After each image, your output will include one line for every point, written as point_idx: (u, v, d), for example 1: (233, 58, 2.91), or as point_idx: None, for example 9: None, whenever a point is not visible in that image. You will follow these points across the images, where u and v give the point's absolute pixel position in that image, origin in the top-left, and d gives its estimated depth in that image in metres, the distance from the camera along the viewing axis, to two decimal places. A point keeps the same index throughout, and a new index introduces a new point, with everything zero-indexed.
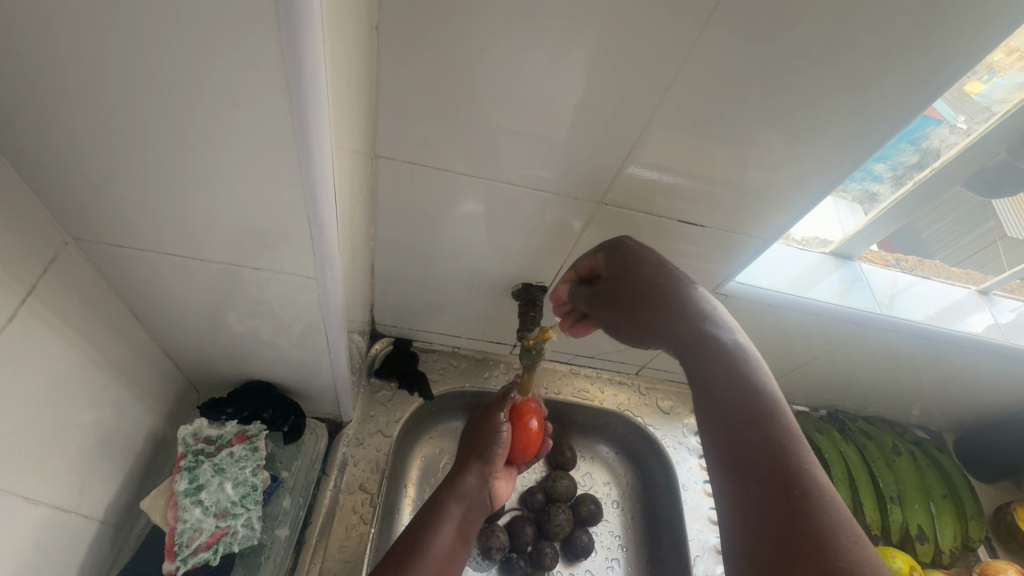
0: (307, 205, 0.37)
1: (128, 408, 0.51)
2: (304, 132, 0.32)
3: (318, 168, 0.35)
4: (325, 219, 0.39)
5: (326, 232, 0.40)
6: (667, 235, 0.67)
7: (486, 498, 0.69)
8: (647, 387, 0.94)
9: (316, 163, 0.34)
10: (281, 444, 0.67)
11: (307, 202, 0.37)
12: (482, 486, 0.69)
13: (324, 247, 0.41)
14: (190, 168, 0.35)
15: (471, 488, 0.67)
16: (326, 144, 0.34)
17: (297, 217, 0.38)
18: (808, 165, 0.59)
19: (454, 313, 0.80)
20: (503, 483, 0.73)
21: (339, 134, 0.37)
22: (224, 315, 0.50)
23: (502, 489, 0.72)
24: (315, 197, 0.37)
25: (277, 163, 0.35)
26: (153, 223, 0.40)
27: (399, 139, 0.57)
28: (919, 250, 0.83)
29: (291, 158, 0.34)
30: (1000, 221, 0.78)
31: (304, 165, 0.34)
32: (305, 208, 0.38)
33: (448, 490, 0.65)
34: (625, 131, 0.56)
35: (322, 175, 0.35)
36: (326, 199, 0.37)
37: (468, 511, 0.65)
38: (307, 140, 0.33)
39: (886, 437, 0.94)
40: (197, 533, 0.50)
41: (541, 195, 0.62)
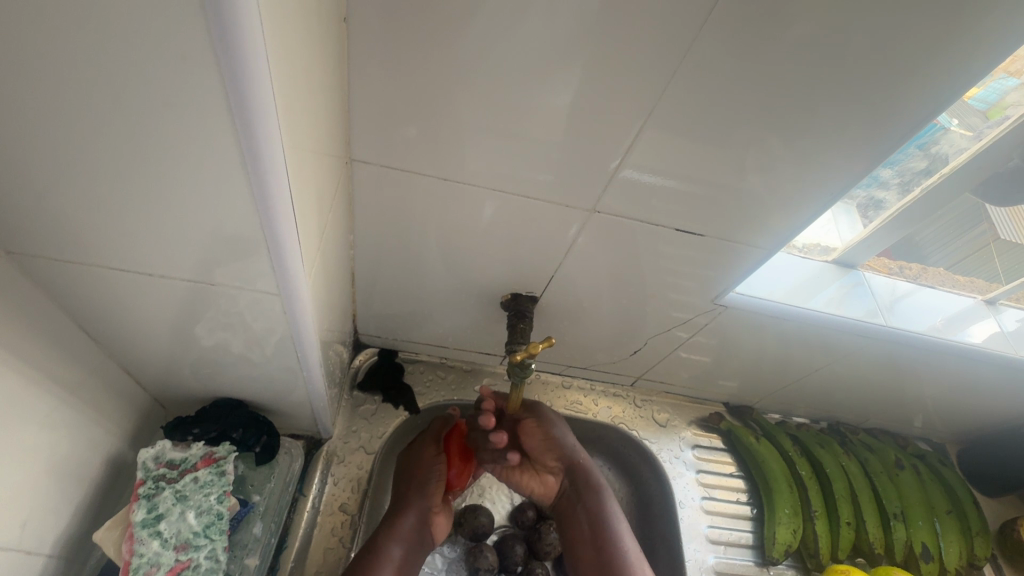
0: (262, 212, 0.34)
1: (81, 431, 0.47)
2: (247, 130, 0.29)
3: (269, 171, 0.31)
4: (284, 229, 0.35)
5: (287, 242, 0.36)
6: (663, 244, 0.64)
7: (427, 535, 0.67)
8: (642, 400, 0.91)
9: (271, 169, 0.31)
10: (253, 465, 0.63)
11: (264, 212, 0.34)
12: (423, 525, 0.66)
13: (285, 258, 0.38)
14: (135, 175, 0.32)
15: (409, 528, 0.65)
16: (279, 147, 0.30)
17: (255, 226, 0.35)
18: (811, 171, 0.55)
19: (440, 323, 0.77)
20: (445, 517, 0.69)
21: (297, 135, 0.33)
22: (185, 331, 0.47)
23: (440, 527, 0.68)
24: (270, 204, 0.33)
25: (228, 167, 0.31)
26: (99, 235, 0.36)
27: (378, 143, 0.53)
28: (919, 258, 0.79)
29: (241, 161, 0.31)
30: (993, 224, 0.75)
31: (250, 167, 0.31)
32: (263, 218, 0.34)
33: (386, 533, 0.63)
34: (618, 136, 0.52)
35: (275, 180, 0.32)
36: (283, 206, 0.34)
37: (409, 551, 0.64)
38: (258, 143, 0.29)
39: (888, 450, 0.92)
40: (154, 568, 0.47)
41: (530, 202, 0.59)
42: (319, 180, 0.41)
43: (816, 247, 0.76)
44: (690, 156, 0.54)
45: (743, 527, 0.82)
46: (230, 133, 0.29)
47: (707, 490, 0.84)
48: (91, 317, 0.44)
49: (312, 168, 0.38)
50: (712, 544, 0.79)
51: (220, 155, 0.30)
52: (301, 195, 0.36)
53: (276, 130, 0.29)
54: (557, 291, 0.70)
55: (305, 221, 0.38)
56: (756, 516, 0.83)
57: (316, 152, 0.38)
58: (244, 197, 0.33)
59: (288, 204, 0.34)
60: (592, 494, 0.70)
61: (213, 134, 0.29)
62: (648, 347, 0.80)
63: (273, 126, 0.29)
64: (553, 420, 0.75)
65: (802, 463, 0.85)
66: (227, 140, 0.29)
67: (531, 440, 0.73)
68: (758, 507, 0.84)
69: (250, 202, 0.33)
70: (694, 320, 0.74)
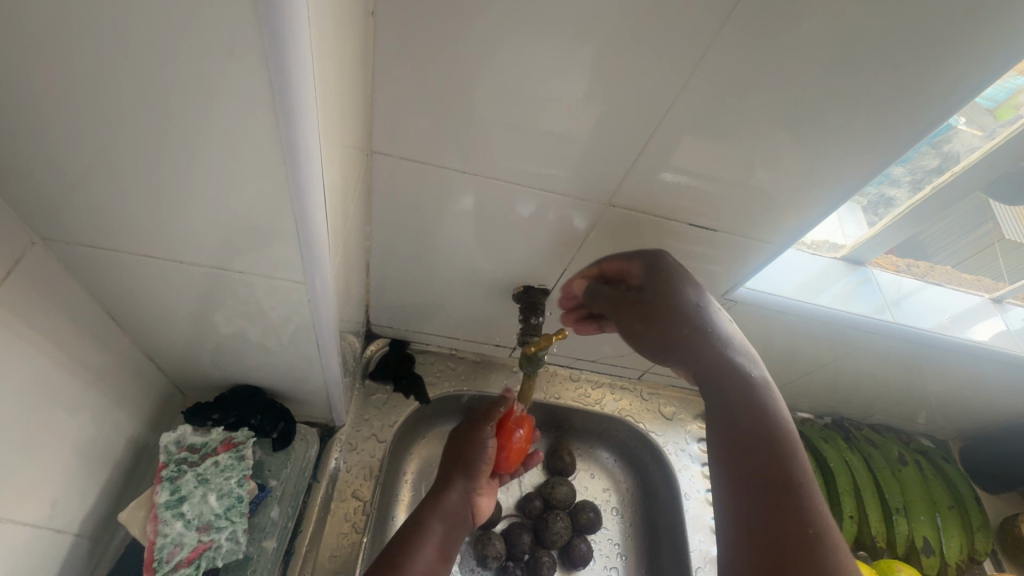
0: (293, 199, 0.34)
1: (107, 414, 0.48)
2: (285, 116, 0.29)
3: (304, 158, 0.32)
4: (314, 217, 0.36)
5: (315, 230, 0.37)
6: (676, 239, 0.64)
7: (468, 515, 0.69)
8: (649, 393, 0.92)
9: (304, 163, 0.32)
10: (270, 451, 0.64)
11: (294, 203, 0.35)
12: (467, 502, 0.68)
13: (313, 246, 0.38)
14: (170, 162, 0.32)
15: (454, 505, 0.66)
16: (313, 143, 0.31)
17: (285, 214, 0.36)
18: (825, 168, 0.56)
19: (452, 315, 0.78)
20: (487, 499, 0.70)
21: (328, 124, 0.34)
22: (209, 318, 0.48)
23: (484, 507, 0.69)
24: (302, 190, 0.34)
25: (262, 155, 0.32)
26: (131, 221, 0.37)
27: (395, 131, 0.54)
28: (920, 254, 0.79)
29: (275, 149, 0.31)
30: (999, 223, 0.75)
31: (284, 152, 0.31)
32: (292, 208, 0.35)
33: (433, 505, 0.65)
34: (635, 130, 0.53)
35: (310, 167, 0.32)
36: (314, 193, 0.34)
37: (451, 527, 0.65)
38: (294, 139, 0.30)
39: (892, 446, 0.93)
40: (178, 548, 0.48)
41: (546, 195, 0.60)
42: (344, 170, 0.41)
43: (824, 244, 0.75)
44: (706, 152, 0.55)
45: None
46: (266, 122, 0.30)
47: None
48: (118, 302, 0.45)
49: (339, 157, 0.38)
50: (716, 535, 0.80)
51: (256, 144, 0.31)
52: (330, 184, 0.37)
53: (312, 118, 0.30)
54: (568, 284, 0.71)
55: (331, 210, 0.39)
56: None
57: (343, 143, 0.39)
58: (275, 184, 0.34)
59: (319, 191, 0.35)
60: (762, 401, 0.48)
61: (250, 124, 0.30)
62: None
63: (309, 113, 0.30)
64: (677, 273, 0.59)
65: None
66: (263, 128, 0.30)
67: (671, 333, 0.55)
68: None
69: (282, 190, 0.34)
70: None
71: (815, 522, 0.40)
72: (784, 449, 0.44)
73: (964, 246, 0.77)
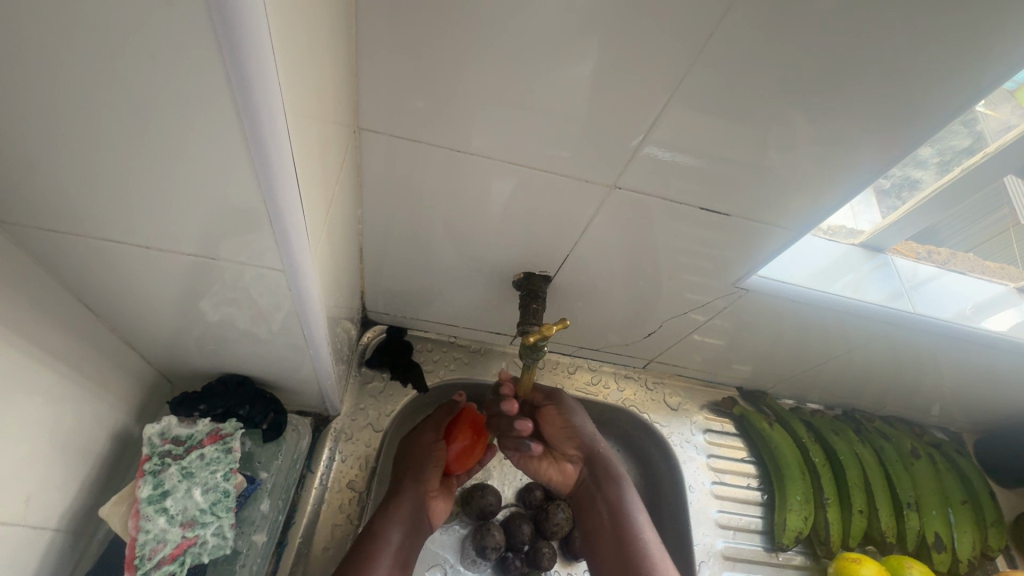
0: (259, 173, 0.31)
1: (85, 405, 0.46)
2: (243, 79, 0.26)
3: (266, 127, 0.28)
4: (287, 196, 0.33)
5: (288, 211, 0.34)
6: (684, 224, 0.61)
7: (425, 520, 0.65)
8: (653, 382, 0.89)
9: (271, 142, 0.29)
10: (260, 442, 0.62)
11: (265, 186, 0.32)
12: (420, 509, 0.64)
13: (288, 227, 0.35)
14: (133, 141, 0.30)
15: (409, 510, 0.63)
16: (279, 119, 0.28)
17: (256, 193, 0.33)
18: (848, 149, 0.52)
19: (450, 302, 0.75)
20: (442, 502, 0.67)
21: (301, 97, 0.31)
22: (190, 305, 0.45)
23: (439, 510, 0.66)
24: (269, 164, 0.30)
25: (226, 129, 0.29)
26: (98, 205, 0.34)
27: (386, 108, 0.50)
28: (929, 237, 0.73)
29: (235, 118, 0.28)
30: (1014, 208, 0.69)
31: (243, 119, 0.28)
32: (263, 192, 0.32)
33: (386, 516, 0.62)
34: (643, 107, 0.49)
35: (275, 138, 0.29)
36: (283, 168, 0.31)
37: (408, 536, 0.62)
38: (258, 115, 0.28)
39: (904, 439, 0.90)
40: (161, 545, 0.46)
41: (548, 177, 0.56)
42: (324, 148, 0.38)
43: (842, 230, 0.71)
44: (719, 132, 0.51)
45: (752, 512, 0.81)
46: (225, 89, 0.26)
47: (718, 475, 0.83)
48: (94, 290, 0.42)
49: (316, 132, 0.35)
50: (721, 529, 0.78)
51: (219, 116, 0.28)
52: (304, 160, 0.33)
53: (275, 90, 0.27)
54: (571, 271, 0.68)
55: (308, 189, 0.36)
56: (765, 502, 0.82)
57: (321, 120, 0.36)
58: (241, 158, 0.30)
59: (289, 166, 0.31)
60: (612, 484, 0.68)
61: (212, 94, 0.27)
62: (661, 330, 0.78)
63: (268, 74, 0.26)
64: (573, 407, 0.74)
65: (815, 450, 0.84)
66: (223, 96, 0.27)
67: (550, 428, 0.73)
68: (768, 493, 0.83)
69: (249, 165, 0.31)
70: (713, 303, 0.72)
71: (656, 562, 0.62)
72: (636, 531, 0.64)
73: (976, 228, 0.71)
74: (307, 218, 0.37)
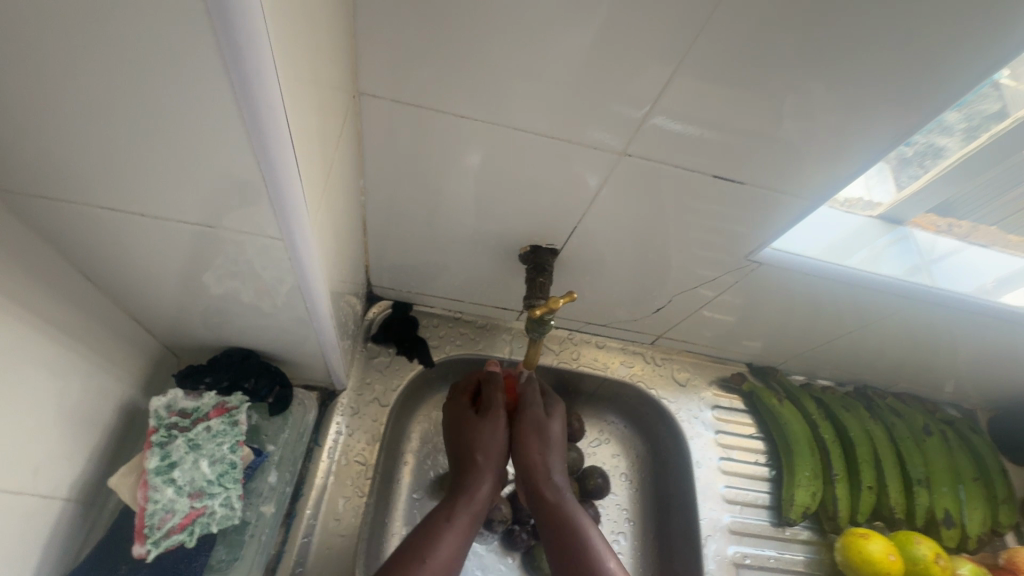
0: (251, 133, 0.30)
1: (89, 377, 0.46)
2: (231, 37, 0.25)
3: (254, 80, 0.27)
4: (282, 159, 0.32)
5: (285, 178, 0.33)
6: (696, 196, 0.59)
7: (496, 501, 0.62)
8: (661, 358, 0.88)
9: (263, 106, 0.28)
10: (267, 416, 0.62)
11: (259, 152, 0.31)
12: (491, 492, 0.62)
13: (286, 195, 0.34)
14: (122, 100, 0.28)
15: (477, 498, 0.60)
16: (271, 82, 0.27)
17: (250, 156, 0.31)
18: (871, 114, 0.49)
19: (456, 276, 0.74)
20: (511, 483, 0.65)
21: (292, 58, 0.29)
22: (189, 277, 0.44)
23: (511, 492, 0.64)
24: (261, 123, 0.29)
25: (218, 91, 0.28)
26: (92, 172, 0.33)
27: (387, 74, 0.48)
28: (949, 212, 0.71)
29: (225, 77, 0.27)
30: None
31: (230, 71, 0.26)
32: (257, 158, 0.31)
33: (453, 503, 0.58)
34: (655, 71, 0.46)
35: (266, 97, 0.28)
36: (276, 130, 0.30)
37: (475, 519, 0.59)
38: (249, 77, 0.27)
39: (917, 416, 0.88)
40: (169, 515, 0.47)
41: (555, 147, 0.54)
42: (321, 115, 0.37)
43: (860, 201, 0.68)
44: (731, 101, 0.49)
45: (761, 488, 0.81)
46: (210, 45, 0.25)
47: (725, 451, 0.83)
48: (94, 260, 0.42)
49: (311, 97, 0.34)
50: (728, 503, 0.78)
51: (210, 77, 0.27)
52: (300, 123, 0.32)
53: (266, 49, 0.26)
54: (578, 244, 0.67)
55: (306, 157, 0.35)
56: (773, 478, 0.82)
57: (316, 83, 0.35)
58: (232, 119, 0.29)
59: (283, 128, 0.30)
60: None
61: (197, 50, 0.26)
62: (670, 305, 0.77)
63: (257, 29, 0.25)
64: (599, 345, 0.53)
65: (825, 426, 0.83)
66: (209, 53, 0.26)
67: None
68: (776, 469, 0.83)
69: (241, 126, 0.29)
70: (723, 278, 0.71)
71: None
72: None
73: (1001, 202, 0.69)
74: (306, 187, 0.36)
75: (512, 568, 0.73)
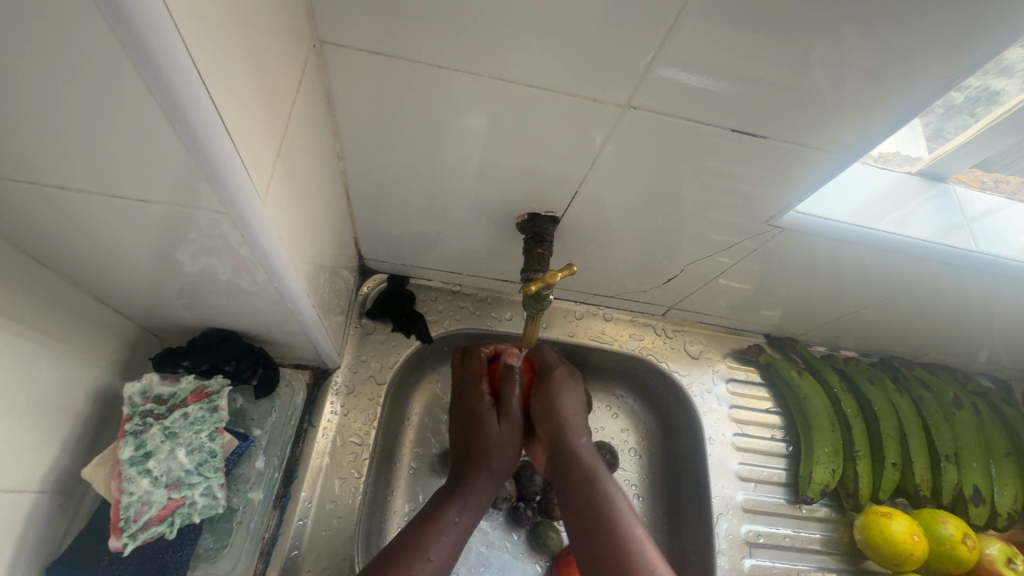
0: (158, 97, 0.26)
1: (53, 366, 0.43)
2: None
3: (138, 20, 0.22)
4: (203, 123, 0.28)
5: (210, 143, 0.29)
6: (710, 156, 0.53)
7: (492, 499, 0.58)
8: (673, 330, 0.84)
9: (157, 56, 0.24)
10: (253, 399, 0.60)
11: (172, 116, 0.27)
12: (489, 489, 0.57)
13: (218, 164, 0.30)
14: (11, 59, 0.24)
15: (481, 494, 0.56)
16: (160, 26, 0.23)
17: (163, 120, 0.27)
18: (915, 56, 0.42)
19: (452, 247, 0.70)
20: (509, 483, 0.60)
21: None
22: (147, 258, 0.41)
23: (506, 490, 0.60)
24: (168, 86, 0.25)
25: (108, 43, 0.23)
26: (3, 142, 0.29)
27: (354, 22, 0.43)
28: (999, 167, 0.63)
29: (105, 27, 0.22)
30: None
31: (111, 22, 0.22)
32: (172, 124, 0.27)
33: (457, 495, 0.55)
34: (661, 8, 0.40)
35: (165, 49, 0.24)
36: (187, 86, 0.26)
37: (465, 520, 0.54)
38: (130, 21, 0.22)
39: (947, 388, 0.83)
40: (146, 507, 0.46)
41: (551, 103, 0.48)
42: (258, 72, 0.32)
43: (896, 157, 0.64)
44: (749, 47, 0.42)
45: (776, 464, 0.78)
46: None
47: (740, 426, 0.79)
48: (41, 242, 0.38)
49: (238, 50, 0.30)
50: (742, 481, 0.75)
51: (95, 23, 0.22)
52: (223, 81, 0.28)
53: None
54: (580, 211, 0.61)
55: (235, 117, 0.30)
56: (790, 454, 0.79)
57: (242, 27, 0.30)
58: (130, 76, 0.25)
59: (195, 83, 0.26)
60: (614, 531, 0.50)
61: None
62: (682, 274, 0.72)
63: None
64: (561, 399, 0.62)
65: (848, 401, 0.78)
66: None
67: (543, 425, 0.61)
68: (793, 446, 0.79)
69: (141, 85, 0.25)
70: (742, 245, 0.65)
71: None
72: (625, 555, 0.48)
73: None
74: (244, 156, 0.32)
75: (517, 545, 0.71)
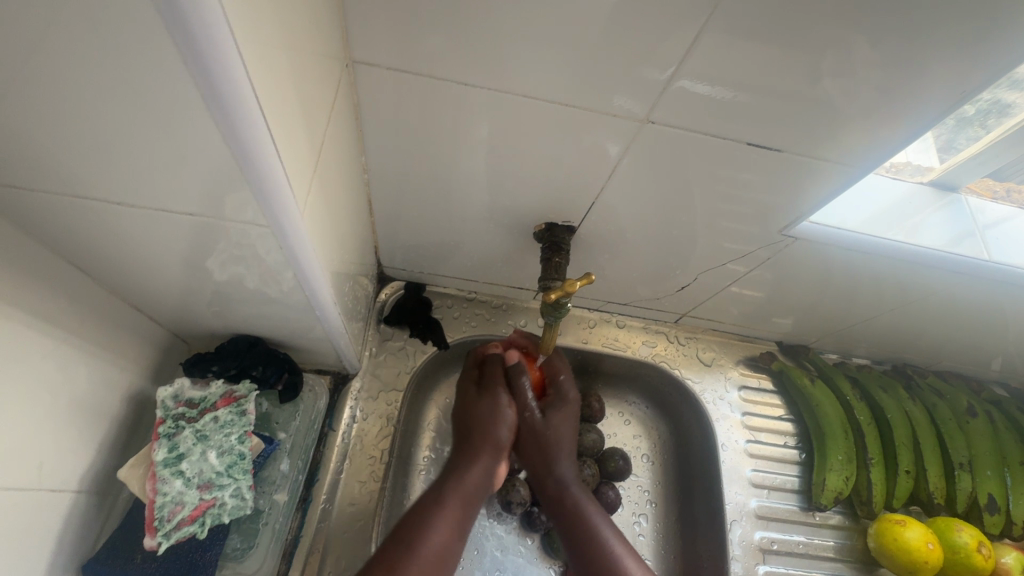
0: (222, 125, 0.28)
1: (96, 370, 0.45)
2: (176, 15, 0.23)
3: (211, 55, 0.25)
4: (257, 143, 0.30)
5: (265, 165, 0.31)
6: (725, 167, 0.54)
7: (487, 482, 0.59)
8: (685, 337, 0.84)
9: (226, 89, 0.26)
10: (278, 403, 0.62)
11: (231, 140, 0.29)
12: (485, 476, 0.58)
13: (268, 184, 0.33)
14: (87, 84, 0.26)
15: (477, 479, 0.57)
16: (230, 61, 0.25)
17: (221, 143, 0.29)
18: (927, 71, 0.43)
19: (469, 255, 0.71)
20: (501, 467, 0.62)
21: (255, 27, 0.27)
22: (187, 267, 0.43)
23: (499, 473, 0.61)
24: (221, 95, 0.26)
25: (180, 73, 0.25)
26: (67, 161, 0.31)
27: (383, 41, 0.44)
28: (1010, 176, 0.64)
29: (181, 62, 0.25)
30: None
31: (187, 58, 0.24)
32: (231, 148, 0.30)
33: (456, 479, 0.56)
34: (680, 27, 0.41)
35: (232, 82, 0.26)
36: (247, 113, 0.28)
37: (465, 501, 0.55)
38: (203, 58, 0.25)
39: (961, 396, 0.83)
40: (179, 507, 0.47)
41: (571, 116, 0.50)
42: (301, 90, 0.34)
43: (908, 166, 0.64)
44: (765, 62, 0.43)
45: (789, 471, 0.78)
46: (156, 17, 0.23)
47: (753, 433, 0.80)
48: (91, 252, 0.40)
49: (283, 63, 0.31)
50: (755, 488, 0.75)
51: (167, 54, 0.24)
52: (272, 97, 0.30)
53: (218, 24, 0.24)
54: (596, 220, 0.63)
55: (284, 139, 0.33)
56: (803, 461, 0.79)
57: (291, 55, 0.32)
58: (196, 103, 0.27)
59: (253, 110, 0.28)
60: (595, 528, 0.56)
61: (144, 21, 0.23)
62: (696, 283, 0.73)
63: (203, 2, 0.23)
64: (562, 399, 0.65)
65: (860, 408, 0.78)
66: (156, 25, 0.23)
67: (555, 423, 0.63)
68: (806, 453, 0.79)
69: (206, 112, 0.27)
70: (756, 254, 0.66)
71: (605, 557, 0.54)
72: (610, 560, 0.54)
73: None
74: (285, 163, 0.33)
75: (532, 550, 0.72)
